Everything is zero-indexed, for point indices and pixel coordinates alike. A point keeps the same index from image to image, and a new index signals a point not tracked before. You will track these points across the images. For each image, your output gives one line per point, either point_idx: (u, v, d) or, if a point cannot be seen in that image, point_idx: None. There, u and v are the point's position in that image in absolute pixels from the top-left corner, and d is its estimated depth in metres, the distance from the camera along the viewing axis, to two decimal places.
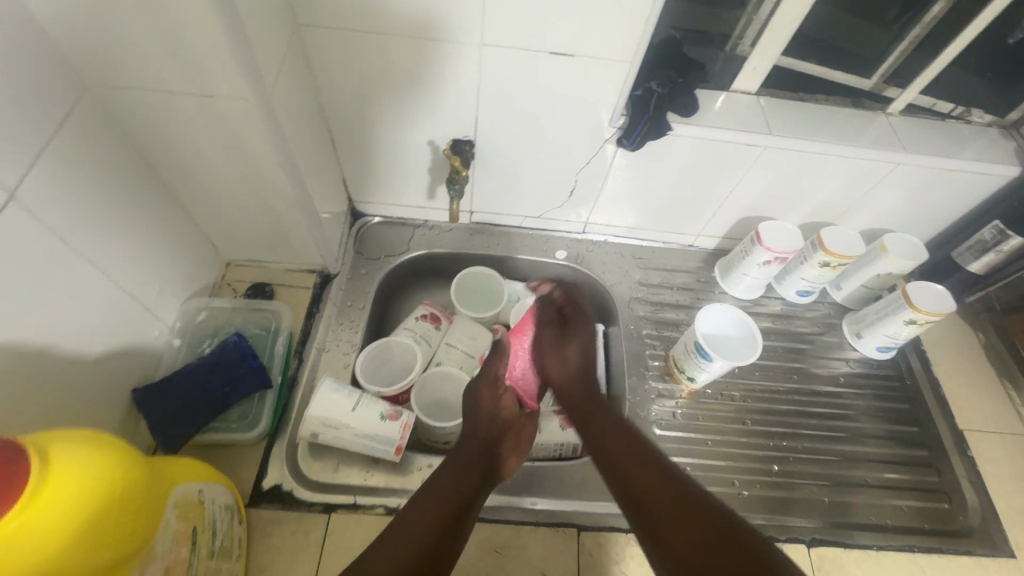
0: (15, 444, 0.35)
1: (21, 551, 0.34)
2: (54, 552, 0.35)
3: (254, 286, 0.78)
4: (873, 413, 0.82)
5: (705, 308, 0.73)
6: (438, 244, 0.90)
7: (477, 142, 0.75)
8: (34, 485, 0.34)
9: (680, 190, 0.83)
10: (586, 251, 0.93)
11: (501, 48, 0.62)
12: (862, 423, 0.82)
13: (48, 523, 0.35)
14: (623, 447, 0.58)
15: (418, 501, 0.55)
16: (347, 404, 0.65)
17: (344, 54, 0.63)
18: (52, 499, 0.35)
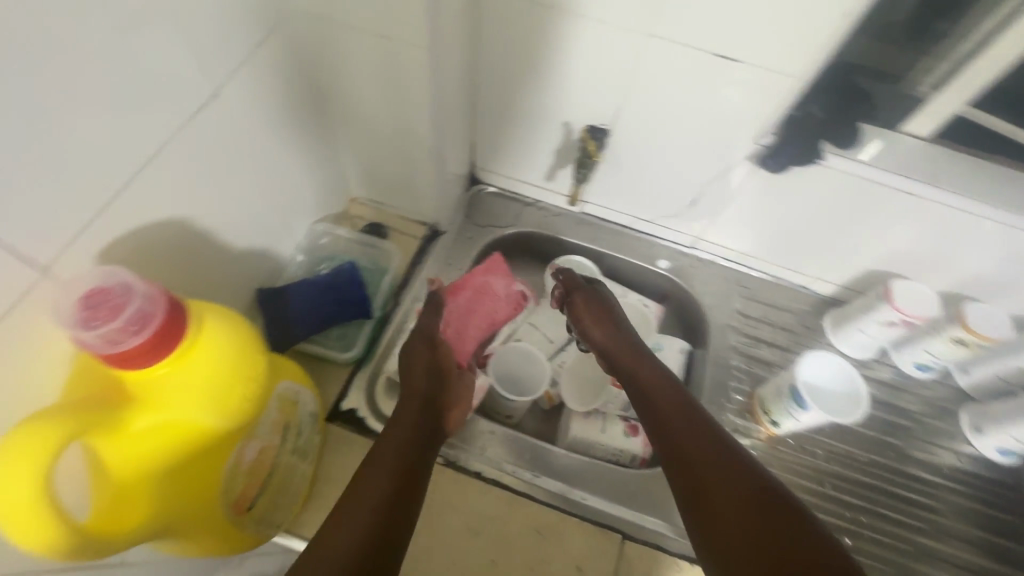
0: (181, 306, 0.40)
1: (171, 398, 0.39)
2: (196, 408, 0.40)
3: (371, 224, 0.83)
4: (964, 515, 0.74)
5: (832, 361, 0.68)
6: (543, 225, 0.91)
7: (612, 133, 0.74)
8: (187, 346, 0.39)
9: (810, 227, 0.78)
10: (690, 266, 0.90)
11: (669, 42, 0.61)
12: (948, 520, 0.74)
13: (192, 381, 0.40)
14: (688, 428, 0.56)
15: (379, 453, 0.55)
16: (433, 353, 0.68)
17: (511, 23, 0.65)
18: (198, 362, 0.40)
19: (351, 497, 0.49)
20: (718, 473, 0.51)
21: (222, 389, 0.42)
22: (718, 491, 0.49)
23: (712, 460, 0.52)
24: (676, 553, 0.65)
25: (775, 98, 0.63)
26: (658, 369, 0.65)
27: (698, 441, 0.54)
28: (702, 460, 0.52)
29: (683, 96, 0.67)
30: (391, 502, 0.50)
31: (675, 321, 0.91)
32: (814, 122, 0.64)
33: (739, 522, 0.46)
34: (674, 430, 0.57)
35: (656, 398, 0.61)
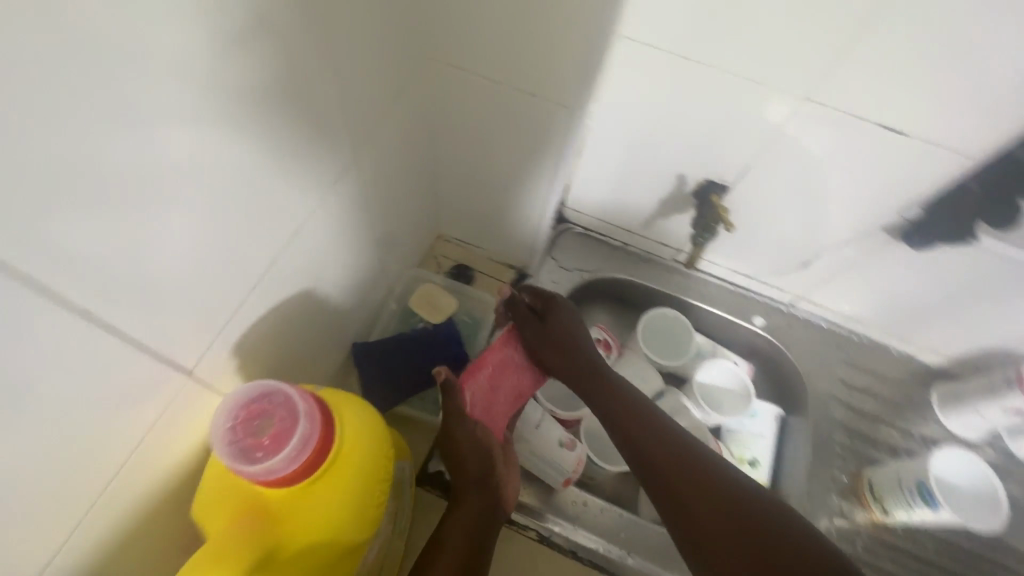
0: (327, 409, 0.45)
1: (316, 505, 0.43)
2: (335, 513, 0.43)
3: (459, 266, 0.80)
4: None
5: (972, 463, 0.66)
6: (632, 272, 0.86)
7: (729, 188, 0.69)
8: (334, 450, 0.44)
9: (934, 300, 0.72)
10: (788, 326, 0.84)
11: (824, 106, 0.56)
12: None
13: (336, 484, 0.43)
14: (646, 428, 0.57)
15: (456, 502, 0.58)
16: (531, 420, 0.65)
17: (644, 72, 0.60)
18: (342, 464, 0.44)
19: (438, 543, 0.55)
20: (714, 490, 0.51)
21: (361, 491, 0.45)
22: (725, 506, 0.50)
23: (711, 491, 0.51)
24: None
25: (933, 173, 0.58)
26: (630, 391, 0.61)
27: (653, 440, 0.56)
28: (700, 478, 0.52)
29: (823, 162, 0.61)
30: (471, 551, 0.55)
31: (766, 381, 0.86)
32: (970, 198, 0.58)
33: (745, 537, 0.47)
34: (642, 437, 0.57)
35: (601, 408, 0.60)
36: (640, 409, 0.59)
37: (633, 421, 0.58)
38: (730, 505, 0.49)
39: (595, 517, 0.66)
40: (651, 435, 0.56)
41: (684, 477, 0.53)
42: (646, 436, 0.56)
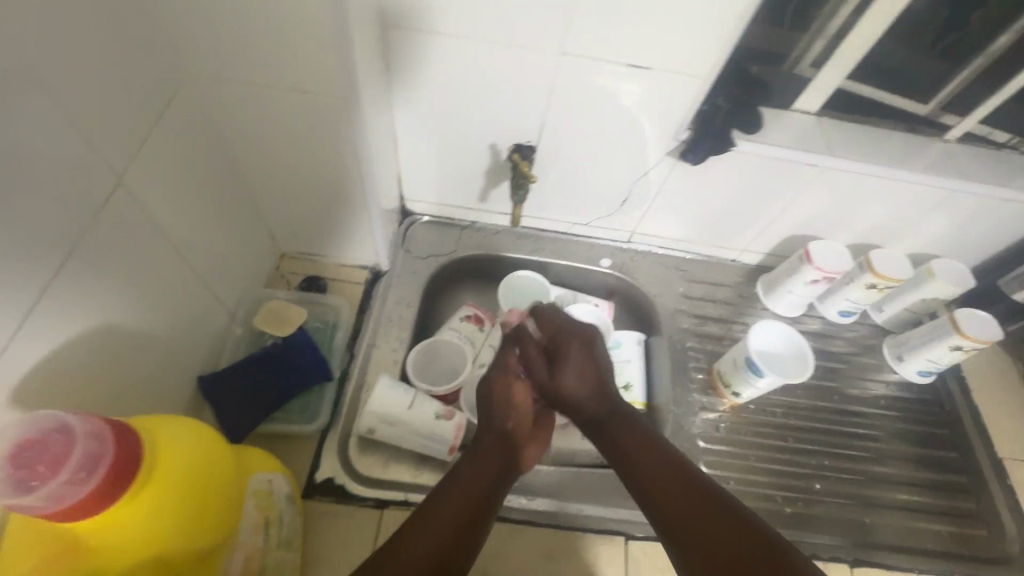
0: (133, 427, 0.40)
1: (124, 529, 0.39)
2: (148, 534, 0.40)
3: (309, 278, 0.78)
4: (897, 435, 0.83)
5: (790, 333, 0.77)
6: (485, 246, 0.91)
7: (539, 147, 0.75)
8: (143, 466, 0.40)
9: (731, 207, 0.84)
10: (631, 260, 0.93)
11: (580, 57, 0.63)
12: (886, 444, 0.82)
13: (146, 504, 0.39)
14: (644, 452, 0.59)
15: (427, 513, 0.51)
16: (404, 401, 0.65)
17: (421, 56, 0.64)
18: (154, 480, 0.40)
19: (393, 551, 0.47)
20: (683, 498, 0.53)
21: (182, 506, 0.41)
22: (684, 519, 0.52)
23: (694, 497, 0.52)
24: None
25: (687, 96, 0.66)
26: (639, 426, 0.62)
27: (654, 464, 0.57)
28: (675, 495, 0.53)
29: (602, 107, 0.69)
30: (445, 550, 0.49)
31: (626, 313, 0.95)
32: (720, 113, 0.69)
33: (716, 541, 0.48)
34: (637, 456, 0.59)
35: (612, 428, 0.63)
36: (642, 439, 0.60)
37: (645, 450, 0.59)
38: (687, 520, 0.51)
39: None
40: (648, 456, 0.58)
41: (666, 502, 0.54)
42: (649, 458, 0.58)
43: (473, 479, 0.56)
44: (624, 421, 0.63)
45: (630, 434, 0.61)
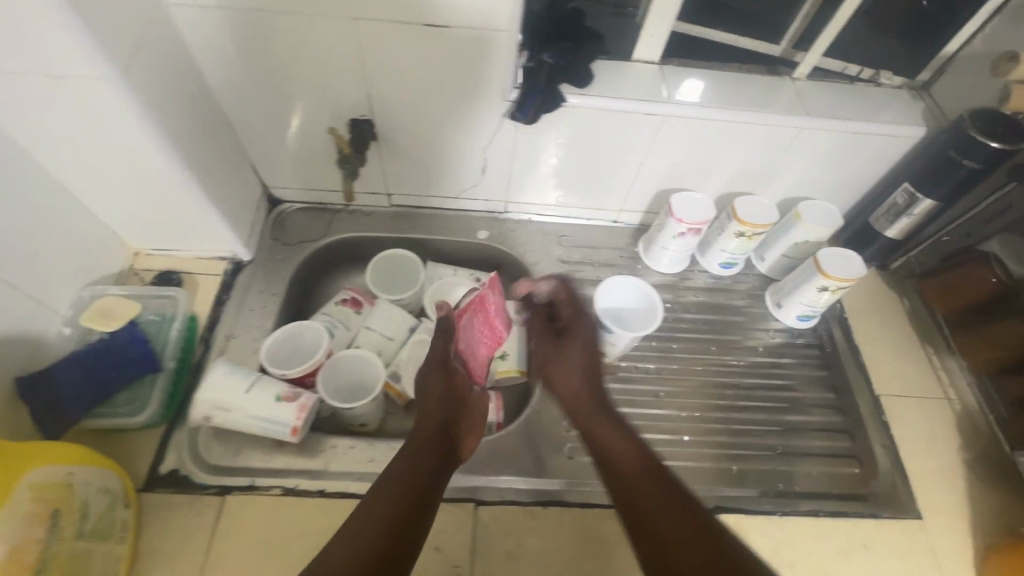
0: None
1: None
2: None
3: (161, 274, 0.77)
4: (811, 381, 0.82)
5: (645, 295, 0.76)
6: (358, 228, 0.90)
7: (375, 121, 0.74)
8: None
9: (592, 166, 0.83)
10: (509, 231, 0.93)
11: (373, 21, 0.61)
12: (799, 391, 0.81)
13: None
14: (616, 434, 0.58)
15: (374, 498, 0.51)
16: (241, 386, 0.65)
17: (216, 32, 0.63)
18: None
19: (340, 539, 0.47)
20: (648, 478, 0.53)
21: None
22: (648, 498, 0.51)
23: (665, 488, 0.52)
24: (529, 502, 0.67)
25: (496, 51, 0.65)
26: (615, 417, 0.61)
27: (625, 445, 0.57)
28: (640, 476, 0.53)
29: (418, 73, 0.68)
30: (390, 544, 0.48)
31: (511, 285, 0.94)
32: (546, 69, 0.68)
33: (673, 529, 0.48)
34: (606, 436, 0.59)
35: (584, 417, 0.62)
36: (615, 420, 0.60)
37: (623, 436, 0.58)
38: (653, 501, 0.51)
39: (344, 455, 0.69)
40: (623, 440, 0.57)
41: (635, 483, 0.53)
42: (613, 439, 0.58)
43: (420, 457, 0.56)
44: (604, 409, 0.63)
45: (603, 420, 0.61)
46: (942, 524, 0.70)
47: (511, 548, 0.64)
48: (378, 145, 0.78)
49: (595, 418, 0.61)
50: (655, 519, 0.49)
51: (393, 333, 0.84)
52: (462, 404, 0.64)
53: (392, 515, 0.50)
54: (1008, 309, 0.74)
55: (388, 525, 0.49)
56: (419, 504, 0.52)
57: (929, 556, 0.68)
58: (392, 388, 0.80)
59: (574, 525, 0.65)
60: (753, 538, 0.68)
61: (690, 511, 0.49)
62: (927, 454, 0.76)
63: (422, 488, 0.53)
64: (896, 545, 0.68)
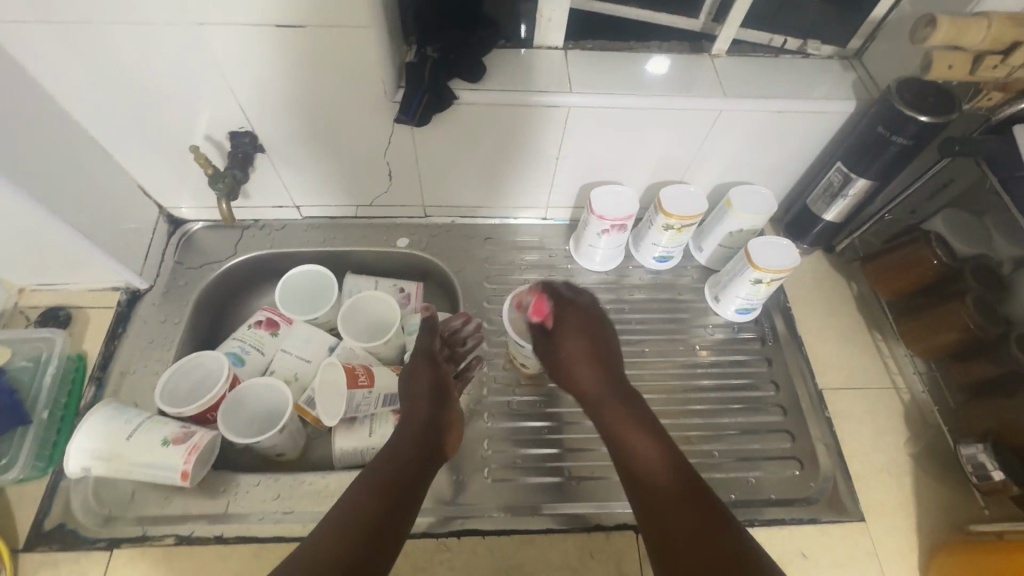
0: None
1: None
2: None
3: (46, 312, 0.73)
4: (778, 380, 0.77)
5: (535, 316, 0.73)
6: (269, 244, 0.84)
7: (257, 133, 0.69)
8: None
9: (505, 164, 0.77)
10: (431, 236, 0.87)
11: (219, 24, 0.55)
12: (765, 391, 0.76)
13: None
14: (638, 422, 0.60)
15: (365, 488, 0.54)
16: (123, 432, 0.61)
17: (49, 50, 0.57)
18: None
19: (336, 523, 0.51)
20: (657, 460, 0.56)
21: None
22: (650, 478, 0.55)
23: (685, 504, 0.53)
24: (443, 533, 0.63)
25: (366, 48, 0.59)
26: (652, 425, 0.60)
27: (641, 430, 0.59)
28: (653, 456, 0.57)
29: (288, 75, 0.62)
30: (384, 530, 0.52)
31: (439, 293, 0.89)
32: (429, 64, 0.63)
33: (669, 503, 0.53)
34: (613, 420, 0.61)
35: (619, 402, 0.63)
36: (625, 398, 0.63)
37: (643, 425, 0.60)
38: (653, 479, 0.55)
39: (245, 494, 0.65)
40: (643, 428, 0.59)
41: (641, 466, 0.57)
42: (629, 422, 0.60)
43: (403, 453, 0.59)
44: (614, 386, 0.65)
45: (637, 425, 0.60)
46: (887, 526, 0.66)
47: None
48: (267, 155, 0.72)
49: (629, 402, 0.63)
50: (659, 497, 0.54)
51: (310, 354, 0.79)
52: (443, 407, 0.65)
53: (385, 500, 0.54)
54: (951, 290, 0.70)
55: (376, 512, 0.53)
56: (401, 493, 0.55)
57: (873, 562, 0.64)
58: (308, 414, 0.74)
59: (495, 551, 0.63)
60: None
61: (683, 483, 0.54)
62: (873, 450, 0.71)
63: (409, 482, 0.57)
64: (837, 552, 0.64)
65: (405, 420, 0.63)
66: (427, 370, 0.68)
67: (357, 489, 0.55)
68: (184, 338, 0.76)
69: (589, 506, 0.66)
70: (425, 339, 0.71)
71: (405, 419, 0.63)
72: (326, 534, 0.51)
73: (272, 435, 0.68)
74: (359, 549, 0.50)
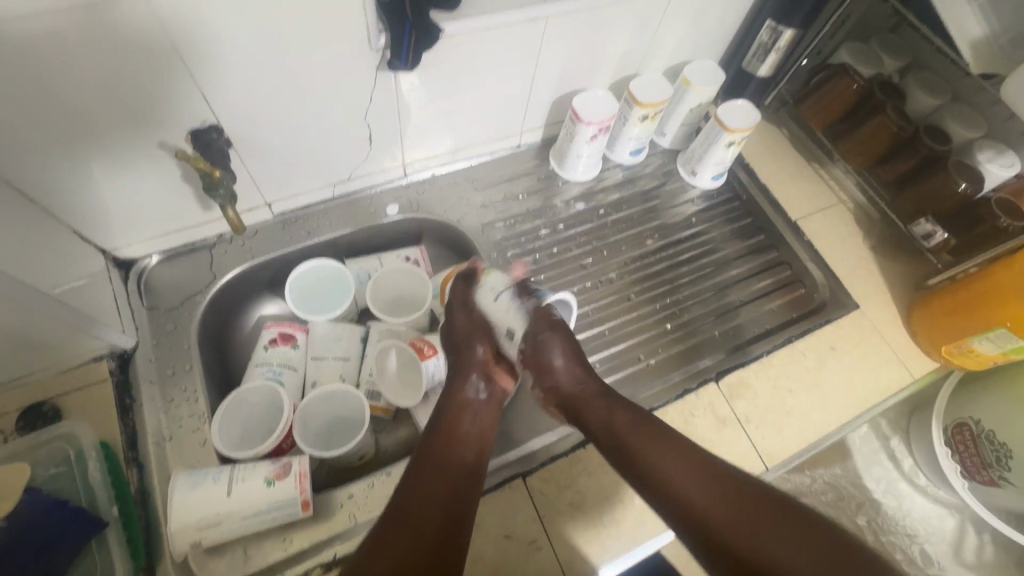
0: None
1: None
2: None
3: (24, 413, 0.59)
4: (729, 237, 0.89)
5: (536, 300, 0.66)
6: (249, 255, 0.75)
7: (223, 127, 0.62)
8: None
9: (484, 96, 0.76)
10: (417, 195, 0.84)
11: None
12: (724, 249, 0.88)
13: None
14: (676, 454, 0.55)
15: (420, 462, 0.55)
16: (219, 490, 0.55)
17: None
18: None
19: (406, 491, 0.52)
20: (705, 489, 0.52)
21: None
22: (702, 508, 0.51)
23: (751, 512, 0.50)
24: (568, 451, 0.67)
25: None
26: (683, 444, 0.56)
27: (678, 460, 0.55)
28: (699, 485, 0.53)
29: (256, 48, 0.56)
30: (457, 487, 0.54)
31: (442, 249, 0.87)
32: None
33: (733, 519, 0.50)
34: (648, 456, 0.56)
35: (651, 436, 0.57)
36: (654, 431, 0.58)
37: (684, 458, 0.55)
38: (706, 512, 0.51)
39: (365, 502, 0.61)
40: (690, 466, 0.54)
41: (688, 497, 0.52)
42: (671, 462, 0.55)
43: (461, 406, 0.62)
44: (626, 410, 0.61)
45: (656, 440, 0.57)
46: (874, 305, 0.84)
47: (573, 498, 0.64)
48: (236, 150, 0.65)
49: (654, 431, 0.58)
50: (713, 520, 0.50)
51: (347, 351, 0.74)
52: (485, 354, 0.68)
53: (445, 465, 0.55)
54: (868, 108, 0.84)
55: (443, 476, 0.54)
56: (462, 450, 0.58)
57: (874, 334, 0.81)
58: (376, 407, 0.71)
59: None
60: (755, 383, 0.76)
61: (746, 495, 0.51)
62: (846, 253, 0.87)
63: (471, 436, 0.60)
64: (851, 338, 0.81)
65: (455, 375, 0.66)
66: (470, 325, 0.70)
67: (417, 456, 0.56)
68: (206, 382, 0.67)
69: (671, 376, 0.76)
70: (459, 289, 0.71)
71: (461, 376, 0.66)
72: (402, 500, 0.51)
73: (360, 437, 0.65)
74: (414, 545, 0.48)
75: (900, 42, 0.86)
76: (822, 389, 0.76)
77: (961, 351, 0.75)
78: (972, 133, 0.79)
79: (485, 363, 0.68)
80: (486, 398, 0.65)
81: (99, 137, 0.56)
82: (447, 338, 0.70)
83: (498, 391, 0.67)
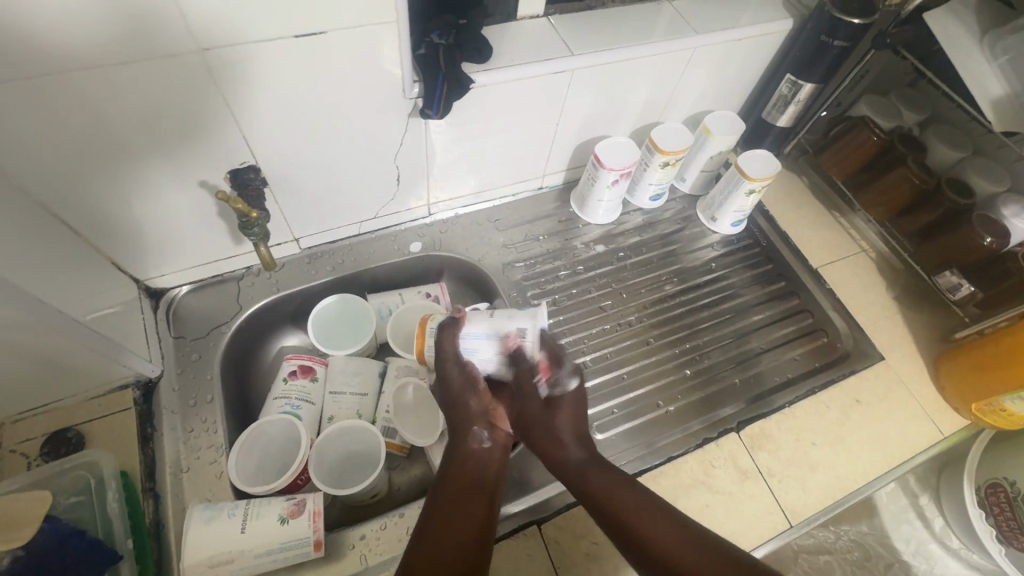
0: None
1: None
2: None
3: (48, 439, 0.60)
4: (749, 283, 0.89)
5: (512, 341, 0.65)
6: (275, 289, 0.77)
7: (262, 166, 0.65)
8: None
9: (508, 140, 0.78)
10: (440, 234, 0.86)
11: (233, 45, 0.51)
12: (742, 296, 0.88)
13: None
14: (663, 525, 0.53)
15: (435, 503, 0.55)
16: (234, 526, 0.55)
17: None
18: None
19: (419, 542, 0.51)
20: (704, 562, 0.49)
21: None
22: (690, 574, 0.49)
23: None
24: None
25: (382, 50, 0.58)
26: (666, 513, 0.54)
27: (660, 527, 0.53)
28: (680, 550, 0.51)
29: (297, 96, 0.59)
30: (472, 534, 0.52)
31: (462, 286, 0.88)
32: (441, 49, 0.62)
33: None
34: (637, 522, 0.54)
35: (625, 489, 0.57)
36: (627, 486, 0.57)
37: (664, 519, 0.54)
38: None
39: (377, 543, 0.60)
40: (668, 525, 0.53)
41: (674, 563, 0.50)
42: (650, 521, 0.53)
43: (464, 456, 0.59)
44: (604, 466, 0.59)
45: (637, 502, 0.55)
46: (898, 357, 0.82)
47: (589, 548, 0.63)
48: (272, 189, 0.68)
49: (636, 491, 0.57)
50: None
51: (363, 387, 0.74)
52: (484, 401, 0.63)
53: (458, 503, 0.55)
54: (889, 160, 0.85)
55: (461, 515, 0.54)
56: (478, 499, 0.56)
57: (900, 386, 0.80)
58: (392, 444, 0.71)
59: None
60: (778, 434, 0.74)
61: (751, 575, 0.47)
62: (868, 302, 0.87)
63: (476, 480, 0.58)
64: (876, 390, 0.79)
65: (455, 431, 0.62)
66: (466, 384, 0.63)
67: (428, 506, 0.55)
68: (225, 415, 0.68)
69: (690, 424, 0.74)
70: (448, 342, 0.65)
71: (461, 430, 0.61)
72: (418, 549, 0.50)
73: (374, 476, 0.64)
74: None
75: (919, 96, 0.88)
76: (847, 442, 0.74)
77: (992, 409, 0.72)
78: (995, 188, 0.79)
79: (485, 412, 0.63)
80: (489, 448, 0.61)
81: (145, 176, 0.59)
82: (443, 394, 0.64)
83: (502, 437, 0.63)
